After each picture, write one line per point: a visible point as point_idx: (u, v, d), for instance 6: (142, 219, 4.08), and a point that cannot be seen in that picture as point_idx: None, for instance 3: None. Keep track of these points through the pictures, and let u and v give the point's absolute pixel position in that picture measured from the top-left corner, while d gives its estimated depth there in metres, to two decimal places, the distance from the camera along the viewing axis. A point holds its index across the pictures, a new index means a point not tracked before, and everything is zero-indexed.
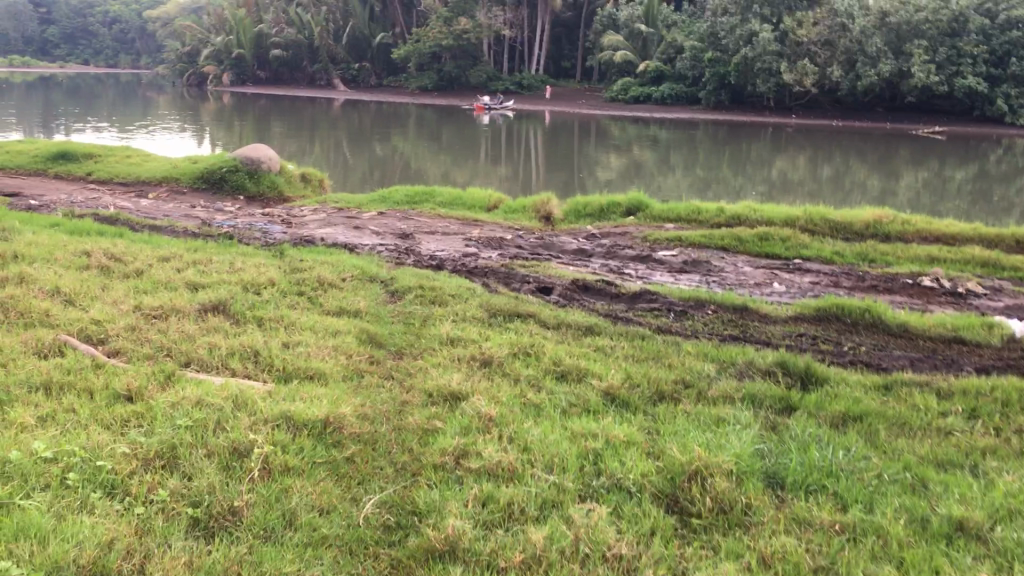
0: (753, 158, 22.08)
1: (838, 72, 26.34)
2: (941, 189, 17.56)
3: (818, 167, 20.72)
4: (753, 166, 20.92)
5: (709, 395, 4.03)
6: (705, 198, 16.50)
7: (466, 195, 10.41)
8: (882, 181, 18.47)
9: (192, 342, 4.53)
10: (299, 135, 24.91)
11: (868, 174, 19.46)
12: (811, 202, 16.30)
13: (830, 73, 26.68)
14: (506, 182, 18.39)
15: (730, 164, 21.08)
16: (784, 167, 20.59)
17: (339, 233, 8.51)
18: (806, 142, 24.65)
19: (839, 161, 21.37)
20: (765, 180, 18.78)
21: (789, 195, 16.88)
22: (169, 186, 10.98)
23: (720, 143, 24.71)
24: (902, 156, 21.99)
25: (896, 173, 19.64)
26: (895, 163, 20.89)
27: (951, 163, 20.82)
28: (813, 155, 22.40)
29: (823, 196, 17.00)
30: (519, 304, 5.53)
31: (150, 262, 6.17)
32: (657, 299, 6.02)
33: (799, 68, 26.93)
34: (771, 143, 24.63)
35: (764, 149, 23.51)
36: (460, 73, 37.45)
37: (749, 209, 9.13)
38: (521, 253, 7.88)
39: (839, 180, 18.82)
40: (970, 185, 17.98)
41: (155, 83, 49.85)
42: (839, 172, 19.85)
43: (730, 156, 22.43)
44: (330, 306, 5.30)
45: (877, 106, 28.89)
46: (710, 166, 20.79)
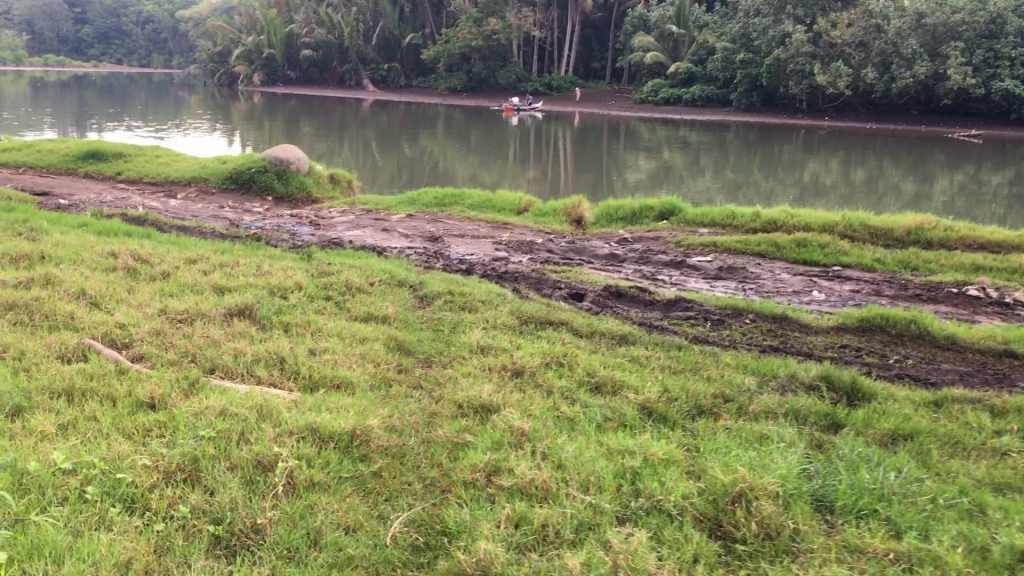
0: (785, 161, 21.77)
1: (872, 75, 25.99)
2: (976, 193, 17.18)
3: (851, 170, 20.38)
4: (784, 168, 20.62)
5: (750, 410, 3.86)
6: (736, 201, 16.27)
7: (496, 198, 10.28)
8: (916, 185, 18.12)
9: (217, 348, 4.44)
10: (329, 136, 24.92)
11: (902, 178, 19.11)
12: (843, 205, 16.02)
13: (864, 75, 26.34)
14: (534, 183, 18.24)
15: (761, 166, 20.80)
16: (816, 170, 20.28)
17: (368, 236, 8.41)
18: (840, 145, 24.28)
19: (872, 164, 21.01)
20: (796, 183, 18.49)
21: (821, 199, 16.59)
22: (198, 186, 10.95)
23: (751, 146, 24.40)
24: (936, 159, 21.60)
25: (931, 177, 19.27)
26: (929, 167, 20.50)
27: (986, 167, 20.40)
28: (846, 158, 22.05)
29: (856, 199, 16.69)
30: (551, 311, 5.39)
31: (176, 264, 6.10)
32: (692, 307, 5.86)
33: (832, 70, 26.67)
34: (803, 145, 24.30)
35: (796, 152, 23.20)
36: (489, 74, 37.36)
37: (786, 214, 8.92)
38: (552, 258, 7.74)
39: (871, 184, 18.49)
40: (1007, 190, 17.59)
41: (187, 82, 50.22)
42: (871, 175, 19.51)
43: (761, 158, 22.14)
44: (358, 312, 5.19)
45: (912, 109, 28.40)
46: (740, 169, 20.51)
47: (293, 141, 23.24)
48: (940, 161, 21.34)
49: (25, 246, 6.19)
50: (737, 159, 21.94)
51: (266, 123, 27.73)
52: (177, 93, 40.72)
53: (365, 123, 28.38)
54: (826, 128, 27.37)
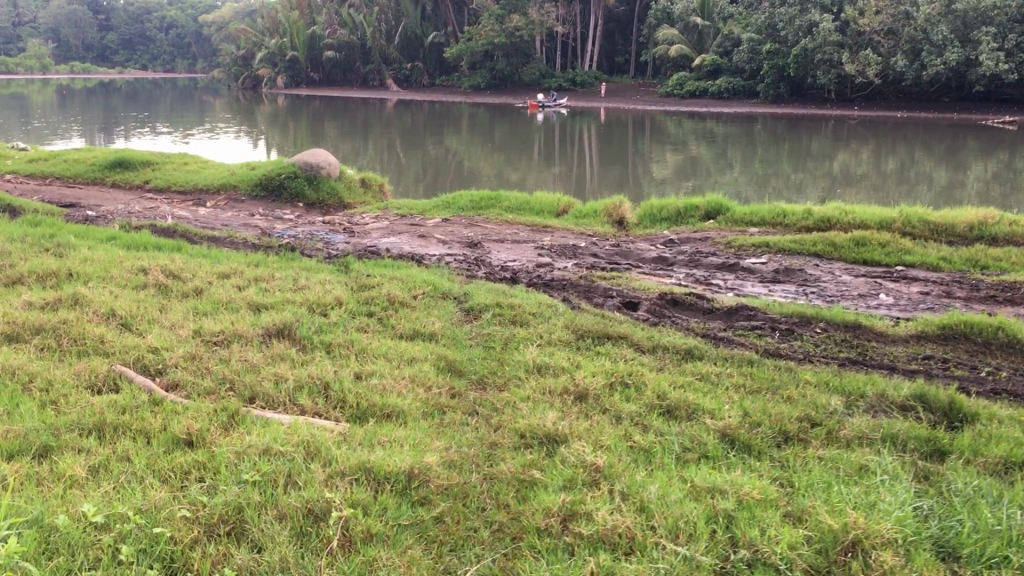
0: (814, 151, 21.32)
1: (902, 62, 25.37)
2: (1012, 181, 16.64)
3: (883, 159, 19.90)
4: (813, 159, 20.13)
5: (843, 435, 3.49)
6: (764, 192, 15.94)
7: (534, 199, 9.97)
8: (949, 173, 17.64)
9: (256, 374, 4.15)
10: (354, 136, 24.73)
11: (935, 166, 18.57)
12: (874, 195, 15.65)
13: (894, 63, 25.76)
14: (560, 180, 17.88)
15: (790, 158, 20.30)
16: (847, 161, 19.77)
17: (405, 243, 8.12)
18: (872, 134, 23.73)
19: (904, 154, 20.45)
20: (826, 174, 18.06)
21: (851, 189, 16.15)
22: (227, 194, 10.71)
23: (780, 137, 23.90)
24: (969, 146, 21.05)
25: (964, 164, 18.76)
26: (962, 154, 19.97)
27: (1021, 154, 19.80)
28: (877, 148, 21.52)
29: (887, 189, 16.24)
30: (608, 323, 5.05)
31: (209, 279, 5.83)
32: (756, 314, 5.49)
33: (861, 58, 26.26)
34: (834, 136, 23.75)
35: (826, 142, 22.70)
36: (513, 70, 36.97)
37: (839, 211, 8.52)
38: (598, 262, 7.42)
39: (903, 173, 17.99)
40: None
41: (212, 87, 50.33)
42: (903, 165, 18.99)
43: (788, 150, 21.63)
44: (402, 329, 4.88)
45: (943, 97, 27.68)
46: (769, 160, 20.10)
47: (318, 143, 23.08)
48: (973, 148, 20.79)
49: (52, 263, 5.96)
50: (765, 150, 21.52)
51: (292, 125, 27.61)
52: (203, 97, 40.77)
53: (391, 123, 28.15)
54: (857, 118, 26.76)
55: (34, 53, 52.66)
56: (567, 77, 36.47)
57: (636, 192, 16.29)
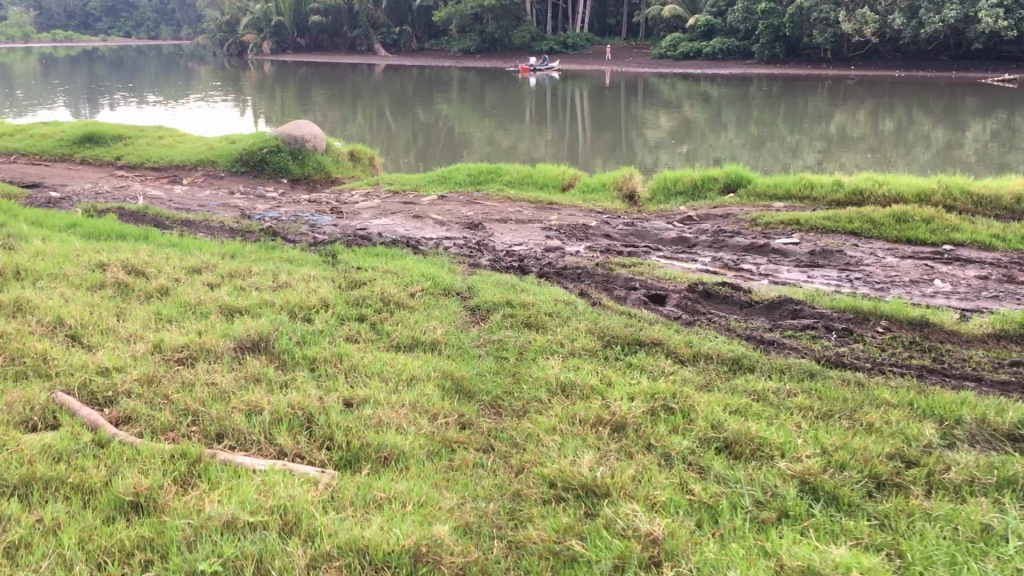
0: (810, 112, 20.57)
1: (899, 20, 24.57)
2: (1009, 140, 15.94)
3: (879, 119, 19.18)
4: (809, 121, 19.33)
5: (949, 482, 2.82)
6: (761, 155, 15.24)
7: (537, 172, 9.24)
8: (946, 133, 16.97)
9: (225, 404, 3.44)
10: (343, 103, 23.83)
11: (932, 126, 17.88)
12: (872, 156, 14.98)
13: (891, 21, 24.92)
14: (552, 145, 17.10)
15: (785, 119, 19.51)
16: (843, 121, 19.05)
17: (398, 224, 7.40)
18: (868, 95, 22.90)
19: (901, 114, 19.67)
20: (822, 136, 17.32)
21: (846, 151, 15.45)
22: (205, 170, 9.95)
23: (776, 98, 23.11)
24: (968, 105, 20.36)
25: (962, 123, 18.08)
26: (960, 113, 19.27)
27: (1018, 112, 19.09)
28: (874, 108, 20.74)
29: (883, 150, 15.54)
30: (639, 326, 4.37)
31: (176, 276, 5.11)
32: (804, 309, 4.80)
33: (857, 17, 25.41)
34: (830, 97, 22.95)
35: (822, 103, 21.93)
36: (503, 33, 35.99)
37: (872, 182, 7.80)
38: (614, 244, 6.73)
39: (898, 134, 17.23)
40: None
41: (196, 54, 48.93)
42: (899, 125, 18.23)
43: (783, 111, 20.86)
44: (398, 338, 4.18)
45: (941, 55, 26.76)
46: (765, 122, 19.33)
47: (306, 111, 22.20)
48: (971, 107, 20.08)
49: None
50: (760, 112, 20.75)
51: (280, 92, 26.68)
52: (188, 65, 39.64)
53: (380, 89, 27.21)
54: (853, 78, 25.89)
55: (15, 21, 51.29)
56: (558, 39, 35.49)
57: (630, 156, 15.52)
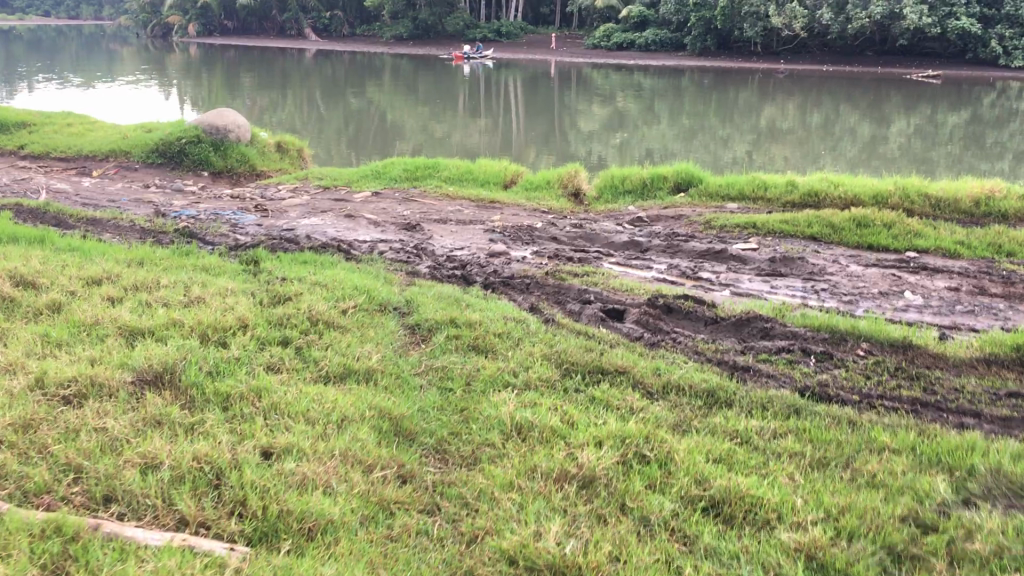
0: (741, 104, 20.43)
1: (827, 15, 24.73)
2: (932, 135, 15.97)
3: (809, 112, 19.12)
4: (740, 113, 19.17)
5: (975, 554, 2.40)
6: (695, 147, 14.92)
7: (477, 168, 8.73)
8: (873, 127, 16.95)
9: (118, 456, 2.86)
10: (271, 88, 22.93)
11: (859, 120, 17.86)
12: (803, 149, 14.80)
13: (820, 16, 25.05)
14: (486, 134, 16.56)
15: (716, 111, 19.31)
16: (773, 114, 18.93)
17: (328, 225, 6.83)
18: (798, 88, 22.89)
19: (829, 107, 19.67)
20: (753, 128, 17.14)
21: (776, 143, 15.26)
22: (117, 162, 9.19)
23: (708, 90, 22.95)
24: (894, 100, 20.47)
25: (887, 117, 18.11)
26: (887, 108, 19.32)
27: (941, 108, 19.23)
28: (803, 102, 20.69)
29: (811, 143, 15.38)
30: (601, 351, 3.91)
31: (70, 289, 4.47)
32: (775, 327, 4.40)
33: (786, 12, 25.56)
34: (761, 90, 22.86)
35: (753, 96, 21.84)
36: (436, 20, 35.28)
37: (828, 182, 7.47)
38: (563, 249, 6.27)
39: (827, 127, 17.13)
40: (963, 131, 16.42)
41: (117, 35, 46.94)
42: (828, 119, 18.15)
43: (715, 103, 20.67)
44: (327, 367, 3.64)
45: (867, 50, 26.91)
46: (697, 113, 19.10)
47: (233, 96, 21.26)
48: (897, 102, 20.17)
49: None
50: (692, 104, 20.53)
51: (206, 76, 25.64)
52: (110, 46, 38.02)
53: (310, 74, 26.37)
54: (784, 71, 25.87)
55: None
56: (492, 27, 34.94)
57: (562, 146, 15.07)
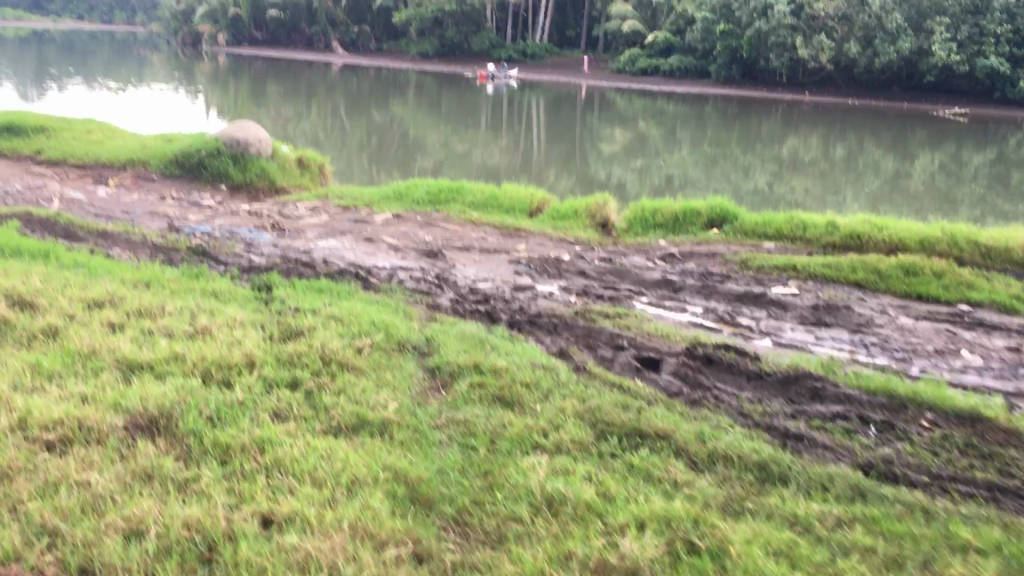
0: (764, 134, 20.08)
1: (855, 50, 24.22)
2: (956, 173, 15.58)
3: (832, 145, 18.74)
4: (762, 143, 18.83)
5: None
6: (717, 174, 14.56)
7: (502, 193, 8.41)
8: (897, 162, 16.57)
9: (99, 518, 2.53)
10: (296, 99, 22.77)
11: (883, 155, 17.48)
12: (827, 181, 14.42)
13: (847, 49, 24.67)
14: (507, 153, 16.27)
15: (739, 140, 18.96)
16: (796, 146, 18.56)
17: (347, 249, 6.53)
18: (823, 120, 22.54)
19: (853, 141, 19.31)
20: (775, 158, 16.78)
21: (798, 175, 14.90)
22: (134, 172, 8.93)
23: (730, 119, 22.62)
24: (918, 136, 20.10)
25: (911, 153, 17.75)
26: (910, 144, 18.95)
27: (968, 146, 18.83)
28: (828, 134, 20.33)
29: (834, 176, 15.03)
30: (639, 409, 3.56)
31: (69, 312, 4.16)
32: (827, 388, 4.04)
33: (814, 44, 24.71)
34: (784, 120, 22.53)
35: (776, 126, 21.50)
36: (462, 38, 35.10)
37: (870, 225, 7.09)
38: (592, 286, 5.93)
39: (849, 161, 16.77)
40: (988, 170, 16.02)
41: (147, 41, 47.16)
42: (851, 152, 17.79)
43: (737, 132, 20.34)
44: (339, 416, 3.30)
45: (893, 85, 26.59)
46: (719, 141, 18.76)
47: (258, 105, 21.09)
48: (922, 138, 19.79)
49: None
50: (715, 132, 20.20)
51: (233, 84, 25.58)
52: (138, 51, 38.06)
53: (335, 87, 26.27)
54: (808, 103, 25.51)
55: None
56: (517, 47, 34.76)
57: (583, 169, 14.77)
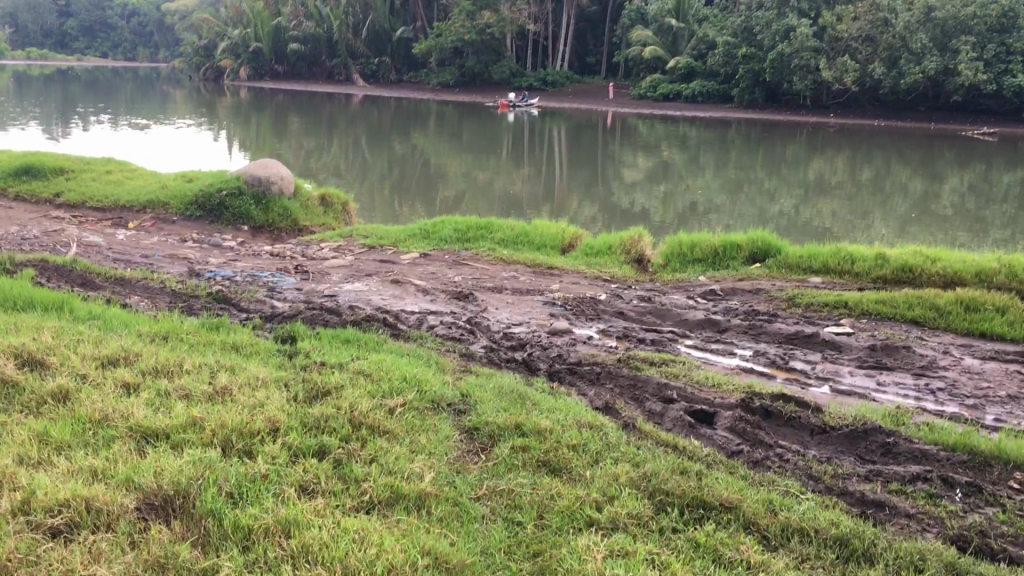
0: (788, 157, 19.74)
1: (879, 70, 23.99)
2: (987, 193, 15.20)
3: (858, 167, 18.36)
4: (787, 166, 18.48)
5: None
6: (742, 199, 14.21)
7: (533, 230, 8.14)
8: (925, 183, 16.16)
9: None
10: (318, 132, 22.68)
11: (910, 176, 17.08)
12: (856, 204, 14.01)
13: (872, 70, 24.30)
14: (530, 181, 15.99)
15: (763, 164, 18.61)
16: (821, 168, 18.21)
17: (373, 292, 6.26)
18: (848, 142, 22.16)
19: (879, 162, 18.92)
20: (800, 181, 16.42)
21: (824, 198, 14.53)
22: (155, 214, 8.75)
23: (753, 142, 22.27)
24: (946, 156, 19.69)
25: (939, 174, 17.33)
26: (938, 164, 18.52)
27: (998, 166, 18.39)
28: (853, 156, 19.94)
29: (860, 198, 14.65)
30: (699, 476, 3.24)
31: (82, 371, 3.91)
32: (901, 443, 3.70)
33: (838, 65, 24.72)
34: (808, 143, 22.15)
35: (800, 149, 21.15)
36: (483, 68, 35.00)
37: (922, 257, 6.75)
38: (632, 328, 5.63)
39: (876, 183, 16.40)
40: (1019, 189, 15.59)
41: (172, 77, 47.56)
42: (878, 174, 17.40)
43: (761, 156, 19.98)
44: (372, 491, 3.01)
45: (919, 106, 26.13)
46: (743, 165, 18.42)
47: (281, 139, 21.00)
48: (950, 158, 19.37)
49: None
50: (738, 156, 19.88)
51: (255, 119, 25.54)
52: (163, 88, 38.32)
53: (357, 119, 26.20)
54: (833, 126, 25.09)
55: None
56: (538, 76, 34.62)
57: (606, 196, 14.46)
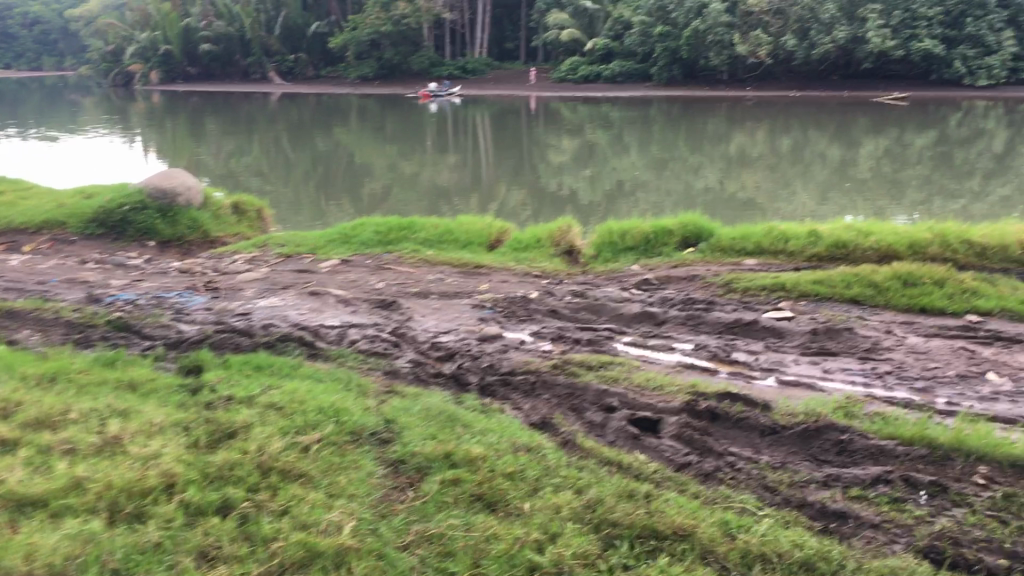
0: (709, 133, 19.68)
1: (792, 42, 24.14)
2: (901, 155, 15.32)
3: (778, 138, 18.39)
4: (710, 141, 18.40)
5: None
6: (667, 176, 14.02)
7: (457, 227, 7.79)
8: (842, 150, 16.22)
9: None
10: (236, 134, 21.91)
11: (828, 144, 17.13)
12: (780, 174, 13.91)
13: (785, 41, 24.46)
14: (456, 171, 15.57)
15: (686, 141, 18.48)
16: (742, 141, 18.17)
17: (289, 306, 5.87)
18: (766, 114, 22.21)
19: (797, 133, 18.99)
20: (723, 155, 16.33)
21: (749, 170, 14.42)
22: (52, 235, 8.17)
23: (674, 120, 22.18)
24: (862, 122, 19.86)
25: (855, 140, 17.42)
26: (853, 131, 18.65)
27: (912, 129, 18.59)
28: (772, 128, 19.98)
29: (782, 169, 14.58)
30: (646, 498, 2.96)
31: None
32: (858, 439, 3.46)
33: (751, 39, 24.89)
34: (729, 117, 22.13)
35: (721, 124, 21.12)
36: (401, 59, 34.38)
37: (854, 231, 6.58)
38: (567, 327, 5.33)
39: (795, 153, 16.40)
40: (933, 151, 15.72)
41: (80, 85, 45.77)
42: (796, 144, 17.44)
43: (684, 133, 19.87)
44: (282, 552, 2.66)
45: (831, 74, 26.24)
46: (666, 143, 18.29)
47: (197, 142, 20.23)
48: (865, 124, 19.53)
49: None
50: (660, 134, 19.74)
51: (168, 124, 24.59)
52: (70, 97, 36.82)
53: (275, 118, 25.45)
54: (751, 99, 25.14)
55: None
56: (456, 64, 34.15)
57: (533, 181, 14.13)
